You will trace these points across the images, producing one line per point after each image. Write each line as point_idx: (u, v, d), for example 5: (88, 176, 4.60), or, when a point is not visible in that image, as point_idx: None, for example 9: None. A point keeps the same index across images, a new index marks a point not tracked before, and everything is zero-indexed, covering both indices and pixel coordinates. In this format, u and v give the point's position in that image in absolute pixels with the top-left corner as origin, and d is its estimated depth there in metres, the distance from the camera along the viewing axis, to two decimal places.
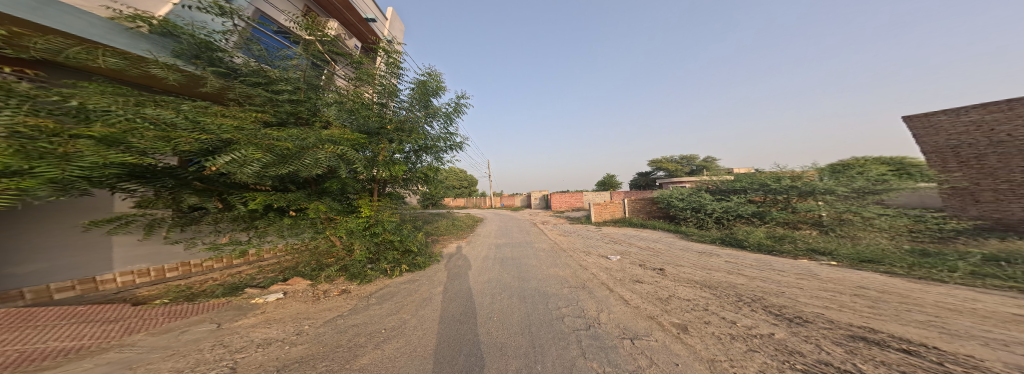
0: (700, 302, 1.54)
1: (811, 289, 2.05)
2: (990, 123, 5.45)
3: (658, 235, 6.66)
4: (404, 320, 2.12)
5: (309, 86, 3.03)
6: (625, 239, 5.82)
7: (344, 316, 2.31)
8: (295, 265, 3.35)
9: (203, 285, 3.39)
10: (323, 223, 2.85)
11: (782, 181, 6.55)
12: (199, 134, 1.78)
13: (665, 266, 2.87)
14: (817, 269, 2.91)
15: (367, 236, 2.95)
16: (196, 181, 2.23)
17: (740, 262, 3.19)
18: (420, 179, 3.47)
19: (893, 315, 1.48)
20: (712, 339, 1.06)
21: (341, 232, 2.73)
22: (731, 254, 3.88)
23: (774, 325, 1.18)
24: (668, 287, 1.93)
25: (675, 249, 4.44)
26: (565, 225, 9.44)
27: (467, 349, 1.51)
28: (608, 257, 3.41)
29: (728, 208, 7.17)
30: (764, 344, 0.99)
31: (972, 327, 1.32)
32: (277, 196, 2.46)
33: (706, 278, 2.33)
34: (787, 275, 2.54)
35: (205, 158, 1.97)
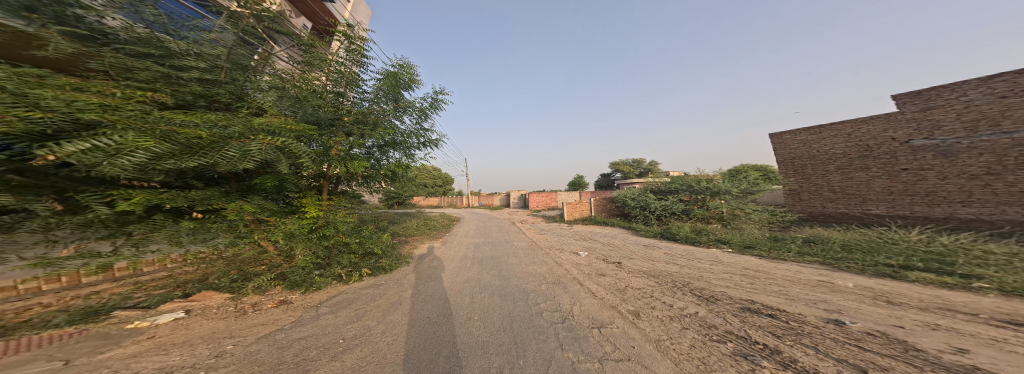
0: (648, 290, 1.95)
1: (718, 271, 2.78)
2: (812, 142, 8.22)
3: (616, 231, 7.72)
4: (368, 327, 2.00)
5: (234, 65, 2.52)
6: (591, 235, 6.60)
7: (286, 329, 2.01)
8: (202, 277, 2.67)
9: (25, 314, 2.34)
10: (247, 226, 2.38)
11: (701, 183, 8.24)
12: (31, 112, 1.16)
13: (622, 258, 3.45)
14: (721, 255, 3.96)
15: (308, 237, 2.68)
16: (7, 172, 1.38)
17: (673, 252, 4.06)
18: (383, 175, 3.62)
19: (764, 288, 2.15)
20: (658, 321, 1.42)
21: (278, 235, 2.39)
22: (669, 246, 4.88)
23: (700, 305, 1.60)
24: (624, 277, 2.35)
25: (630, 243, 5.26)
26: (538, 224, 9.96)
27: (446, 351, 1.56)
28: (577, 253, 3.86)
29: (666, 209, 8.51)
30: (691, 322, 1.37)
31: (801, 292, 2.05)
32: (173, 196, 1.85)
33: (651, 268, 2.89)
34: (705, 262, 3.35)
35: (35, 147, 1.29)
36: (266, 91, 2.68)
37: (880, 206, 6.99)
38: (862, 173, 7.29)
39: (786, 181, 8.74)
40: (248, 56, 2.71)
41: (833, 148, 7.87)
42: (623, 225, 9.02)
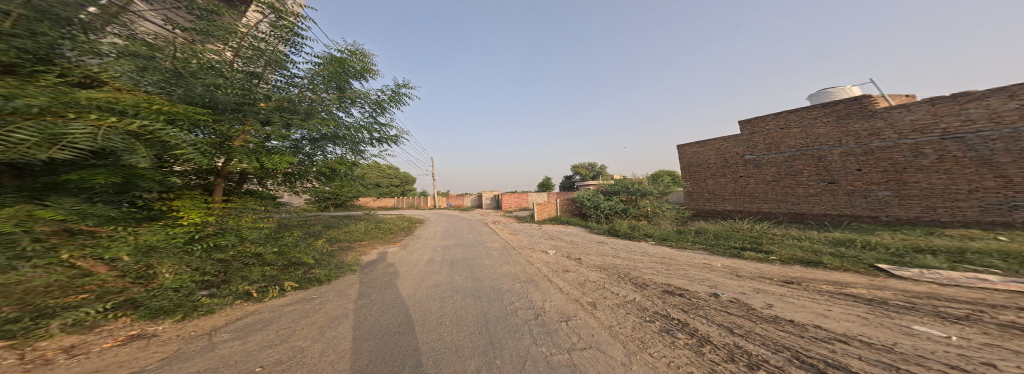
0: (598, 281, 2.43)
1: (649, 260, 3.67)
2: (699, 154, 11.78)
3: (574, 230, 8.98)
4: (300, 348, 1.65)
5: (37, 14, 1.80)
6: (559, 235, 7.67)
7: (152, 369, 1.40)
8: None
9: None
10: (41, 239, 1.54)
11: (634, 185, 10.53)
12: None
13: (583, 255, 4.13)
14: (650, 248, 5.29)
15: (178, 251, 2.21)
16: None
17: (619, 247, 5.10)
18: (306, 173, 3.70)
19: (674, 270, 3.00)
20: (617, 310, 1.91)
21: (123, 251, 1.83)
22: (616, 242, 6.15)
23: (639, 294, 2.14)
24: (584, 272, 2.81)
25: (590, 240, 6.40)
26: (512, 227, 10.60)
27: (411, 360, 1.47)
28: (554, 254, 4.40)
29: (613, 209, 10.47)
30: (634, 309, 1.93)
31: (696, 271, 2.97)
32: None
33: (604, 261, 3.57)
34: (638, 253, 4.34)
35: None
36: (110, 57, 2.09)
37: (734, 202, 10.72)
38: (723, 178, 10.99)
39: (685, 184, 12.12)
40: (76, 7, 2.01)
41: (710, 158, 11.55)
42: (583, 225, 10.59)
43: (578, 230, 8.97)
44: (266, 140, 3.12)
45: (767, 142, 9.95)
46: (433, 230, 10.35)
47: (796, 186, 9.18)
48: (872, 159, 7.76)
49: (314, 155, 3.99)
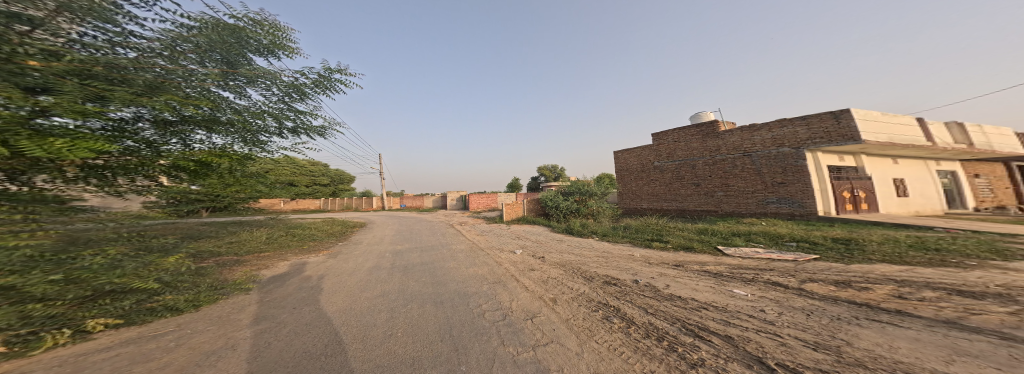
0: (552, 280, 2.87)
1: (596, 256, 4.49)
2: (628, 160, 15.10)
3: (539, 230, 10.26)
4: None
5: None
6: (526, 235, 8.78)
7: None
8: None
9: None
10: None
11: (585, 186, 12.81)
12: None
13: (549, 254, 5.00)
14: (599, 244, 6.63)
15: None
16: None
17: (574, 246, 6.07)
18: (152, 169, 2.61)
19: (612, 264, 3.75)
20: (571, 304, 2.25)
21: None
22: (575, 240, 7.43)
23: (586, 289, 2.59)
24: (545, 269, 3.40)
25: (554, 240, 7.61)
26: (486, 229, 11.26)
27: None
28: (530, 254, 5.00)
29: (569, 209, 12.41)
30: (584, 301, 2.30)
31: (627, 263, 3.81)
32: None
33: (563, 259, 4.39)
34: (586, 251, 5.38)
35: None
36: None
37: (650, 200, 14.08)
38: (641, 181, 14.50)
39: (619, 187, 15.57)
40: None
41: (633, 163, 14.89)
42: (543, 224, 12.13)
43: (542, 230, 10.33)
44: (36, 116, 1.71)
45: (665, 153, 13.47)
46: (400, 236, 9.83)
47: (681, 188, 12.86)
48: (716, 168, 11.72)
49: (167, 146, 2.74)
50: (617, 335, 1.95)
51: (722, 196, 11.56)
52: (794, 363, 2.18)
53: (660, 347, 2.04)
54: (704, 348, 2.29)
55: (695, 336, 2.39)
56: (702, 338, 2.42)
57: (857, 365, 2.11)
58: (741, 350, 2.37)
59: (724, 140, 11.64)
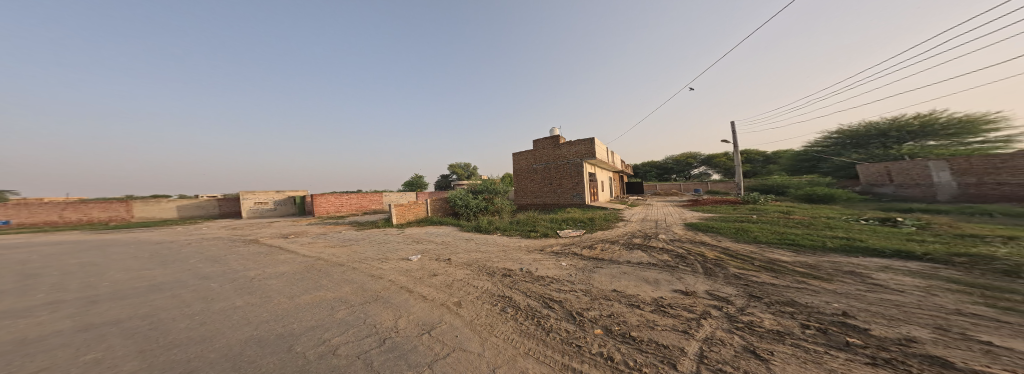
0: (437, 296, 3.08)
1: (493, 259, 5.30)
2: (518, 164, 17.37)
3: (448, 230, 10.02)
4: None
5: None
6: (425, 237, 8.48)
7: None
8: None
9: None
10: None
11: (491, 185, 13.84)
12: None
13: (455, 256, 5.50)
14: (501, 240, 7.75)
15: None
16: None
17: (483, 245, 6.84)
18: None
19: (501, 263, 4.85)
20: (475, 305, 2.77)
21: None
22: (480, 237, 8.14)
23: (475, 294, 3.17)
24: (451, 272, 4.14)
25: (445, 241, 7.66)
26: (360, 237, 9.06)
27: None
28: (439, 260, 5.15)
29: (478, 208, 12.97)
30: (481, 296, 3.08)
31: (515, 265, 4.80)
32: None
33: (467, 259, 5.19)
34: (475, 252, 6.05)
35: None
36: None
37: (532, 197, 16.82)
38: (522, 178, 17.19)
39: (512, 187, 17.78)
40: None
41: (519, 165, 17.37)
42: (449, 222, 11.84)
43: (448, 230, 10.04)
44: None
45: (538, 157, 16.54)
46: (56, 283, 4.79)
47: (544, 186, 16.33)
48: (560, 170, 15.72)
49: None
50: (510, 325, 2.42)
51: (560, 192, 15.77)
52: (586, 309, 3.34)
53: (529, 324, 2.56)
54: (551, 315, 3.04)
55: (546, 307, 3.19)
56: (550, 307, 3.26)
57: (601, 300, 3.64)
58: (567, 310, 3.30)
59: (561, 150, 15.71)
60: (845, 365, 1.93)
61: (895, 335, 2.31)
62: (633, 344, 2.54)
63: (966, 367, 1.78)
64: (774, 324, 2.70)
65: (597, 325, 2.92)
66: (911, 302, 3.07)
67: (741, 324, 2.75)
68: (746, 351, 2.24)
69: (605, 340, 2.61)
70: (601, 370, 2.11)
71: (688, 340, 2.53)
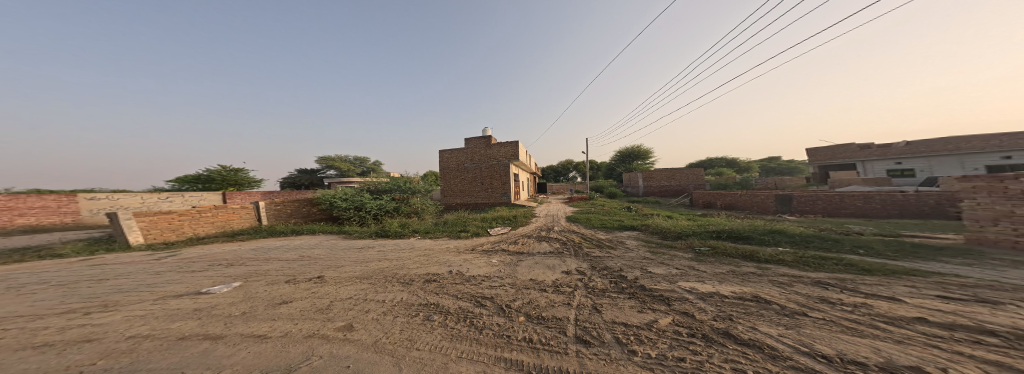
0: (301, 328, 2.58)
1: (399, 266, 5.06)
2: (446, 161, 16.82)
3: (318, 239, 8.75)
4: None
5: None
6: (299, 250, 7.03)
7: None
8: None
9: None
10: None
11: (404, 184, 12.96)
12: None
13: (329, 272, 4.82)
14: (419, 243, 7.47)
15: None
16: None
17: (376, 252, 6.46)
18: None
19: (403, 270, 4.73)
20: (388, 321, 2.64)
21: None
22: (377, 244, 7.49)
23: (385, 307, 3.04)
24: (334, 291, 3.69)
25: (297, 256, 6.26)
26: (15, 278, 5.17)
27: None
28: (306, 280, 4.38)
29: (383, 209, 11.73)
30: (396, 308, 3.02)
31: (415, 270, 4.75)
32: None
33: (361, 272, 4.68)
34: (361, 261, 5.51)
35: None
36: None
37: (461, 197, 16.62)
38: (450, 177, 16.76)
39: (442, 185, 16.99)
40: None
41: (449, 162, 16.84)
42: (307, 229, 10.26)
43: (332, 239, 8.74)
44: None
45: (471, 156, 16.49)
46: None
47: (473, 185, 16.41)
48: (489, 170, 16.09)
49: None
50: (436, 332, 2.43)
51: (491, 191, 16.16)
52: (512, 300, 3.59)
53: (459, 327, 2.63)
54: (484, 312, 3.15)
55: (479, 306, 3.30)
56: (482, 305, 3.36)
57: (524, 289, 3.98)
58: (497, 305, 3.46)
59: (492, 151, 16.15)
60: (611, 294, 3.83)
61: (625, 273, 4.72)
62: (543, 322, 2.94)
63: (648, 287, 4.09)
64: (602, 284, 4.18)
65: (520, 312, 3.19)
66: (634, 254, 5.95)
67: (591, 289, 3.96)
68: (592, 308, 3.34)
69: (529, 326, 2.85)
70: (526, 353, 2.32)
71: (567, 308, 3.34)
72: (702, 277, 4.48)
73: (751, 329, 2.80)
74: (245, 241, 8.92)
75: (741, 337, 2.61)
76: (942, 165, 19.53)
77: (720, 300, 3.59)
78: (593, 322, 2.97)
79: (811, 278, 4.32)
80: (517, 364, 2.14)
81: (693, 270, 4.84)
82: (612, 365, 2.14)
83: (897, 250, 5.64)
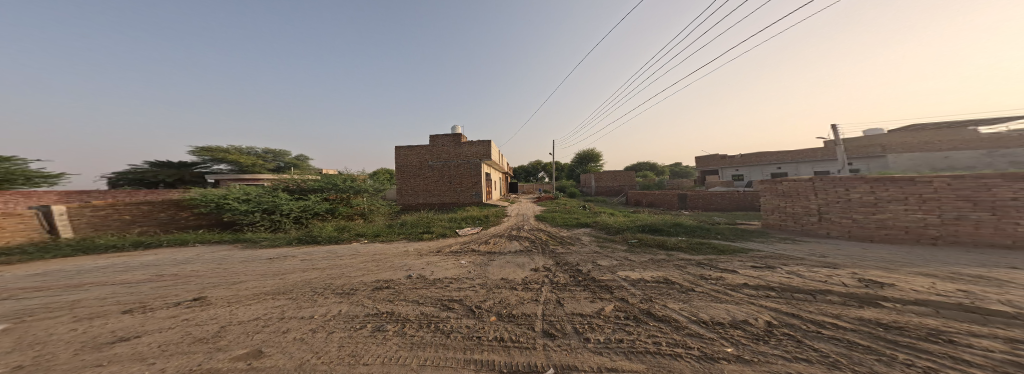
0: (164, 367, 1.88)
1: (330, 276, 4.56)
2: (403, 158, 15.79)
3: (203, 250, 6.90)
4: None
5: None
6: (181, 262, 5.59)
7: None
8: None
9: None
10: None
11: (344, 183, 11.87)
12: None
13: (213, 291, 3.78)
14: (360, 247, 6.94)
15: None
16: None
17: (303, 259, 5.83)
18: None
19: (336, 280, 4.32)
20: (318, 340, 2.32)
21: None
22: (295, 253, 6.51)
23: (314, 324, 2.70)
24: (229, 312, 2.98)
25: (148, 277, 4.53)
26: None
27: None
28: (172, 305, 3.25)
29: (315, 211, 10.37)
30: (335, 320, 2.79)
31: (349, 279, 4.38)
32: None
33: (276, 286, 4.07)
34: (264, 276, 4.60)
35: None
36: None
37: (424, 196, 15.80)
38: (405, 175, 15.74)
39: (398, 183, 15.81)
40: None
41: (411, 160, 15.84)
42: (178, 239, 7.78)
43: (223, 250, 6.95)
44: None
45: (436, 153, 15.78)
46: None
47: (433, 184, 15.75)
48: (453, 168, 15.61)
49: None
50: (386, 343, 2.29)
51: (458, 191, 15.70)
52: (482, 301, 3.54)
53: (420, 334, 2.51)
54: (451, 315, 3.05)
55: (446, 310, 3.18)
56: (450, 308, 3.26)
57: (495, 288, 3.97)
58: (467, 306, 3.39)
59: (463, 149, 15.74)
60: (564, 286, 4.10)
61: (575, 266, 5.09)
62: (514, 320, 2.96)
63: (597, 278, 4.43)
64: (562, 278, 4.40)
65: (491, 313, 3.16)
66: (588, 248, 6.46)
67: (557, 284, 4.13)
68: (555, 302, 3.48)
69: (500, 325, 2.86)
70: (498, 353, 2.30)
71: (535, 304, 3.44)
72: (634, 266, 5.06)
73: (665, 306, 3.30)
74: (37, 263, 5.87)
75: (658, 314, 3.06)
76: (756, 171, 26.41)
77: (640, 283, 4.16)
78: (557, 315, 3.10)
79: (696, 261, 5.32)
80: (488, 365, 2.11)
81: (625, 259, 5.53)
82: (573, 353, 2.26)
83: (735, 236, 7.83)
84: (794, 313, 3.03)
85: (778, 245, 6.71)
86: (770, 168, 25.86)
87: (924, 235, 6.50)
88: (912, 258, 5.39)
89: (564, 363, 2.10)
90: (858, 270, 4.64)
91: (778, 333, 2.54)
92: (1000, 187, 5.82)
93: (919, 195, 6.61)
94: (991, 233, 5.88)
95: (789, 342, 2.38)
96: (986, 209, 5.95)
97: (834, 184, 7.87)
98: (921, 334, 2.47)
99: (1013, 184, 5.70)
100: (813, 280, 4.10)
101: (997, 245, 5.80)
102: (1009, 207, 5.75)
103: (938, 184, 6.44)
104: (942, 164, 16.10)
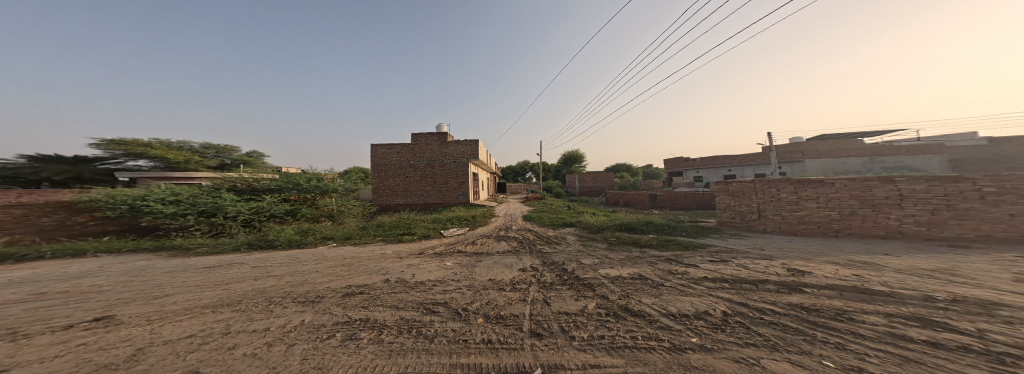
0: None
1: (290, 283, 4.21)
2: (381, 156, 15.12)
3: (110, 261, 5.98)
4: None
5: None
6: (86, 276, 4.83)
7: None
8: None
9: None
10: None
11: (309, 182, 11.08)
12: None
13: (125, 309, 3.27)
14: (325, 252, 6.46)
15: None
16: None
17: (254, 266, 5.31)
18: None
19: (297, 287, 3.99)
20: (274, 354, 2.12)
21: None
22: (239, 260, 5.86)
23: (270, 337, 2.45)
24: (149, 332, 2.60)
25: (26, 297, 3.78)
26: None
27: None
28: (60, 329, 2.72)
29: (276, 212, 9.59)
30: (299, 330, 2.58)
31: (311, 286, 4.05)
32: None
33: (217, 298, 3.65)
34: (197, 287, 4.10)
35: None
36: None
37: (402, 196, 15.19)
38: (383, 173, 15.07)
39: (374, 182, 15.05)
40: None
41: (390, 159, 15.19)
42: (71, 250, 6.61)
43: (140, 260, 6.06)
44: None
45: (418, 152, 15.27)
46: None
47: (413, 183, 15.22)
48: (435, 168, 15.21)
49: None
50: (359, 352, 2.15)
51: (442, 191, 15.31)
52: (468, 303, 3.44)
53: (398, 340, 2.38)
54: (435, 319, 2.93)
55: (428, 313, 3.06)
56: (432, 312, 3.13)
57: (481, 290, 3.88)
58: (452, 309, 3.27)
59: (447, 149, 15.35)
60: (552, 286, 4.11)
61: (560, 265, 5.13)
62: (502, 321, 2.92)
63: (582, 277, 4.51)
64: (550, 278, 4.41)
65: (478, 314, 3.09)
66: (572, 247, 6.60)
67: (545, 285, 4.12)
68: (543, 301, 3.48)
69: (486, 326, 2.80)
70: (483, 355, 2.24)
71: (522, 304, 3.41)
72: (613, 263, 5.22)
73: (640, 302, 3.43)
74: None
75: (634, 310, 3.18)
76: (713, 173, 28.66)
77: (620, 280, 4.31)
78: (545, 314, 3.10)
79: (665, 257, 5.62)
80: (474, 367, 2.05)
81: (605, 257, 5.70)
82: (560, 352, 2.26)
83: (696, 232, 8.42)
84: (744, 302, 3.28)
85: (729, 241, 7.31)
86: (723, 170, 28.12)
87: (830, 229, 7.52)
88: (826, 249, 6.12)
89: (552, 362, 2.10)
90: (787, 260, 5.18)
91: (732, 321, 2.75)
92: (879, 187, 6.94)
93: (826, 194, 7.57)
94: (871, 225, 7.02)
95: (738, 328, 2.59)
96: (870, 205, 7.03)
97: (766, 185, 8.68)
98: (832, 314, 2.80)
99: (886, 184, 6.86)
100: (755, 271, 4.54)
101: (876, 235, 6.97)
102: (884, 204, 6.89)
103: (839, 184, 7.45)
104: (842, 167, 19.45)
